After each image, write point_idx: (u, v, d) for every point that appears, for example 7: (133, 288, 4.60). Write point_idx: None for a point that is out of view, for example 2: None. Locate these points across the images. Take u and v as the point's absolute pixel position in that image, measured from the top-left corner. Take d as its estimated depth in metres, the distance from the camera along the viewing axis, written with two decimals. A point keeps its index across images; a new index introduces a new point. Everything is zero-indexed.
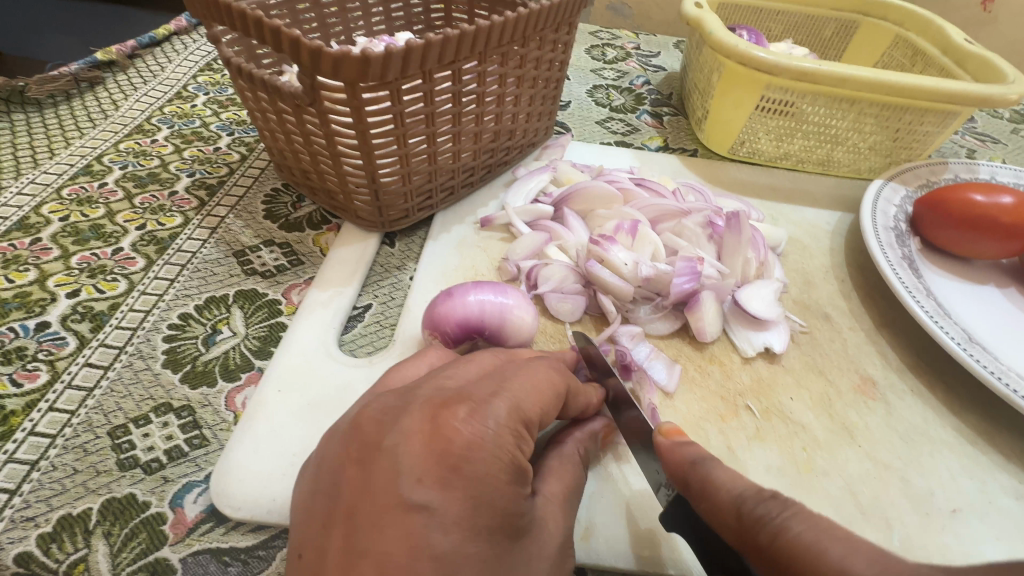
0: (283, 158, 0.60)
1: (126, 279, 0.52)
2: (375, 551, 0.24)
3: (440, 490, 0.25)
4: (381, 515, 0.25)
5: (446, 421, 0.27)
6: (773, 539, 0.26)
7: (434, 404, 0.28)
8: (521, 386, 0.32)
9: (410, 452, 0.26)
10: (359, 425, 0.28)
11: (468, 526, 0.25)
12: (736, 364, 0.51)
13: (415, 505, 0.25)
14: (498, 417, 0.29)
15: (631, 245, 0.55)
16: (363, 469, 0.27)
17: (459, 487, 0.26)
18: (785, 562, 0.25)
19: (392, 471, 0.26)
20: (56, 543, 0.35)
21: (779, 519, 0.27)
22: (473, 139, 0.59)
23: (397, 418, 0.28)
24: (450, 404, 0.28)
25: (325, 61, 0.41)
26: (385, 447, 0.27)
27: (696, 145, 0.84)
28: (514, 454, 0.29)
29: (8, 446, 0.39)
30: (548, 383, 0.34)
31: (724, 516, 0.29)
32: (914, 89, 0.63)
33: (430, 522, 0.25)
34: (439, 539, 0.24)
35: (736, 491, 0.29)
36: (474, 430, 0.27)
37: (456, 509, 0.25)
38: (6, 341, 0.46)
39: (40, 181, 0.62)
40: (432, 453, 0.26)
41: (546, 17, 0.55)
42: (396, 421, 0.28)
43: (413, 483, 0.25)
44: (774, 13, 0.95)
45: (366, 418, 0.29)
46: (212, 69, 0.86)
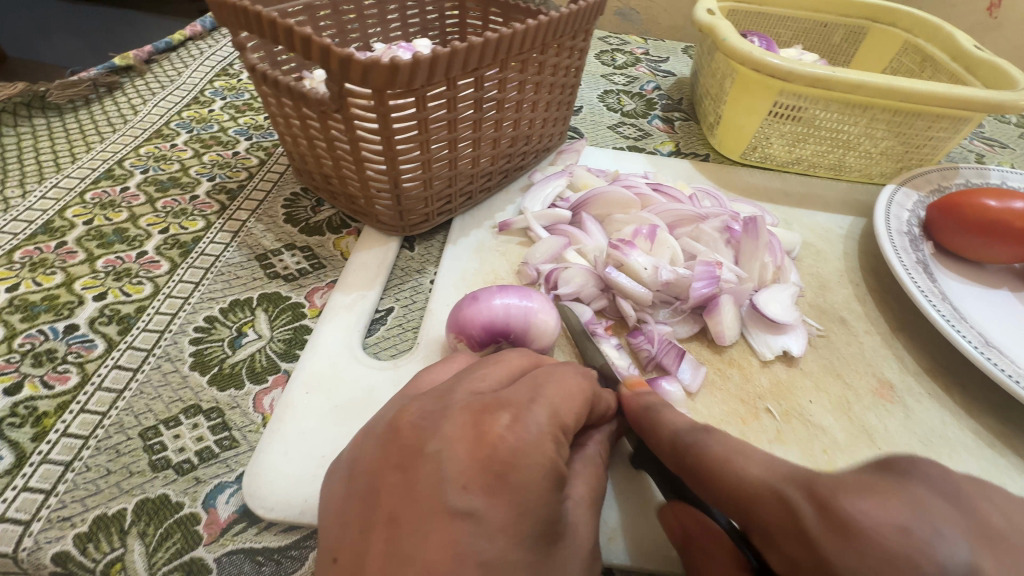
0: (303, 162, 0.60)
1: (151, 282, 0.52)
2: (419, 556, 0.24)
3: (484, 496, 0.26)
4: (425, 521, 0.25)
5: (487, 429, 0.28)
6: (698, 458, 0.33)
7: (475, 411, 0.29)
8: (556, 391, 0.33)
9: (454, 458, 0.27)
10: (399, 432, 0.29)
11: (512, 533, 0.26)
12: (755, 367, 0.51)
13: (461, 510, 0.26)
14: (539, 423, 0.30)
15: (649, 249, 0.56)
16: (404, 474, 0.27)
17: (502, 494, 0.27)
18: (706, 474, 0.32)
19: (437, 476, 0.27)
20: (92, 542, 0.35)
21: (702, 440, 0.34)
22: (491, 144, 0.60)
23: (439, 424, 0.29)
24: (491, 412, 0.29)
25: (354, 68, 0.42)
26: (427, 453, 0.28)
27: (708, 149, 0.85)
28: (554, 460, 0.29)
29: (42, 447, 0.39)
30: (578, 388, 0.35)
31: (664, 444, 0.36)
32: (926, 95, 0.64)
33: (475, 529, 0.25)
34: (484, 546, 0.25)
35: (676, 428, 0.36)
36: (513, 434, 0.28)
37: (500, 515, 0.26)
38: (35, 343, 0.46)
39: (63, 185, 0.63)
40: (476, 460, 0.27)
41: (565, 24, 0.56)
42: (438, 427, 0.29)
43: (458, 489, 0.26)
44: (783, 19, 0.95)
45: (406, 423, 0.30)
46: (228, 74, 0.87)
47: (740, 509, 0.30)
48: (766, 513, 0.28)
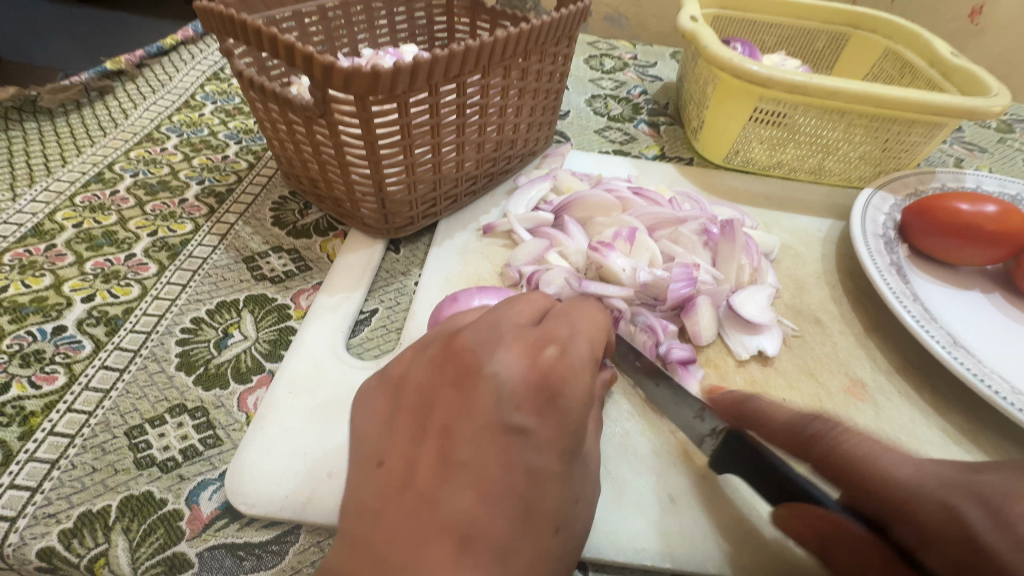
0: (290, 166, 0.61)
1: (140, 284, 0.53)
2: (476, 455, 0.32)
3: (535, 416, 0.33)
4: (484, 430, 0.32)
5: (541, 359, 0.35)
6: (827, 450, 0.34)
7: (529, 344, 0.35)
8: (586, 329, 0.39)
9: (510, 380, 0.34)
10: (459, 356, 0.36)
11: (555, 447, 0.33)
12: (731, 366, 0.52)
13: (516, 425, 0.32)
14: (579, 357, 0.36)
15: (628, 251, 0.57)
16: (462, 393, 0.34)
17: (550, 414, 0.33)
18: (838, 467, 0.34)
19: (497, 397, 0.33)
20: (77, 538, 0.36)
21: (830, 435, 0.35)
22: (476, 148, 0.61)
23: (494, 350, 0.35)
24: (541, 348, 0.35)
25: (337, 75, 0.43)
26: (485, 373, 0.34)
27: (692, 153, 0.86)
28: (589, 387, 0.36)
29: (29, 446, 0.40)
30: (603, 327, 0.40)
31: (778, 436, 0.38)
32: (901, 101, 0.65)
33: (526, 441, 0.32)
34: (532, 456, 0.32)
35: (787, 418, 0.38)
36: (559, 368, 0.35)
37: (547, 433, 0.33)
38: (24, 344, 0.47)
39: (53, 188, 0.64)
40: (529, 386, 0.34)
41: (547, 31, 0.57)
42: (493, 353, 0.35)
43: (513, 410, 0.33)
44: (767, 25, 0.97)
45: (465, 348, 0.36)
46: (219, 78, 0.88)
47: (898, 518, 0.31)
48: (935, 525, 0.28)
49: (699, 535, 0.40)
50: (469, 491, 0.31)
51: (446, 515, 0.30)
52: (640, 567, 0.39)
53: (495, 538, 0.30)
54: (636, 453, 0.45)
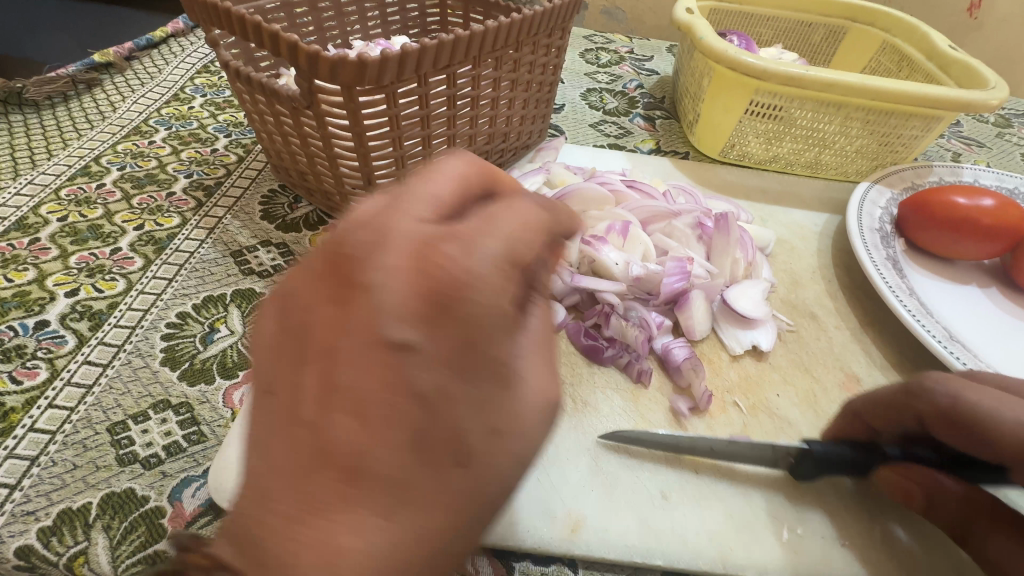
0: (279, 159, 0.60)
1: (125, 279, 0.53)
2: (351, 384, 0.22)
3: (421, 330, 0.23)
4: (361, 351, 0.23)
5: (440, 252, 0.23)
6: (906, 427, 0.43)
7: (424, 235, 0.24)
8: (520, 214, 0.26)
9: (394, 285, 0.23)
10: (327, 258, 0.24)
11: (458, 368, 0.23)
12: (724, 361, 0.52)
13: (399, 341, 0.22)
14: (501, 250, 0.24)
15: (621, 245, 0.57)
16: (336, 300, 0.24)
17: (449, 326, 0.23)
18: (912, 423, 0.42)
19: (372, 304, 0.23)
20: (56, 536, 0.35)
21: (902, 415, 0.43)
22: (468, 141, 0.60)
23: (378, 246, 0.23)
24: (436, 236, 0.24)
25: (323, 65, 0.42)
26: (357, 281, 0.23)
27: (689, 147, 0.85)
28: (516, 291, 0.25)
29: (8, 442, 0.39)
30: (550, 211, 0.27)
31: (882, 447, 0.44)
32: (898, 94, 0.65)
33: (415, 361, 0.23)
34: (424, 380, 0.23)
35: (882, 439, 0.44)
36: (459, 262, 0.23)
37: (447, 349, 0.23)
38: (5, 339, 0.46)
39: (38, 181, 0.63)
40: (421, 290, 0.23)
41: (539, 22, 0.56)
42: (375, 252, 0.23)
43: (395, 321, 0.22)
44: (765, 18, 0.96)
45: (333, 246, 0.24)
46: (209, 71, 0.87)
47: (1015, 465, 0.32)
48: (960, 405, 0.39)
49: (690, 531, 0.40)
50: (346, 432, 0.22)
51: (320, 459, 0.22)
52: (629, 564, 0.38)
53: (387, 480, 0.22)
54: (627, 449, 0.44)
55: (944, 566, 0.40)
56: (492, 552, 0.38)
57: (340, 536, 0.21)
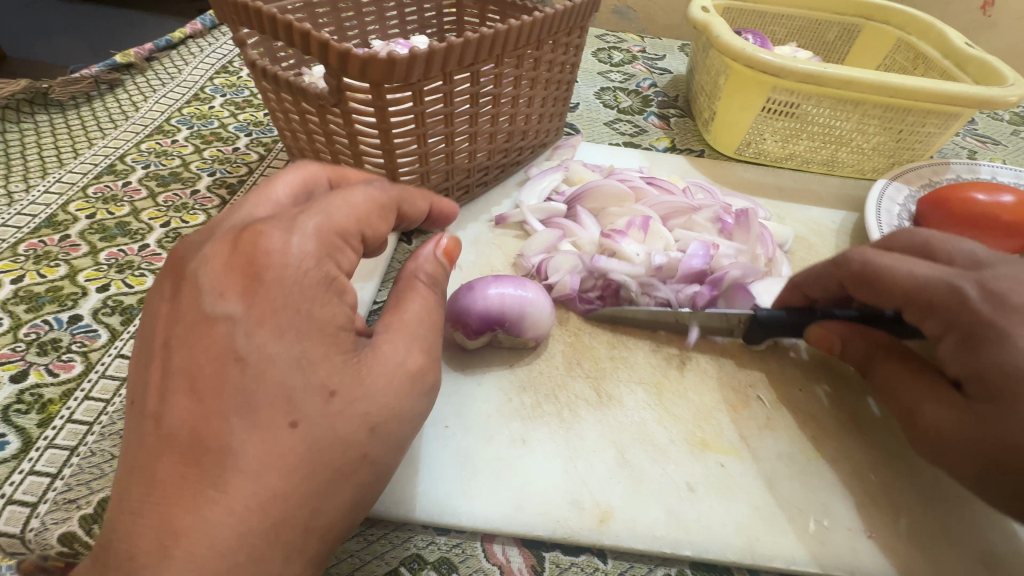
0: (302, 157, 0.61)
1: (153, 275, 0.53)
2: (188, 362, 0.30)
3: (241, 302, 0.30)
4: (191, 332, 0.30)
5: (250, 242, 0.32)
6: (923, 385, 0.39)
7: (237, 233, 0.33)
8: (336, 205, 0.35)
9: (207, 274, 0.31)
10: (169, 269, 0.33)
11: (279, 331, 0.30)
12: (746, 357, 0.52)
13: (218, 315, 0.30)
14: (308, 233, 0.33)
15: (642, 239, 0.57)
16: (169, 300, 0.32)
17: (257, 296, 0.31)
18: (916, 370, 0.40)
19: (196, 294, 0.31)
20: (98, 524, 0.36)
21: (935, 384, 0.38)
22: (488, 139, 0.61)
23: (199, 249, 0.33)
24: (251, 228, 0.33)
25: (353, 63, 0.43)
26: (185, 276, 0.32)
27: (703, 145, 0.85)
28: (329, 265, 0.33)
29: (48, 432, 0.40)
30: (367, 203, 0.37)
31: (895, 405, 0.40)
32: (916, 91, 0.65)
33: (232, 328, 0.30)
34: (241, 343, 0.30)
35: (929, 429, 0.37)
36: (277, 247, 0.32)
37: (251, 316, 0.30)
38: (40, 333, 0.47)
39: (66, 179, 0.64)
40: (235, 274, 0.31)
41: (560, 20, 0.57)
42: (195, 253, 0.33)
43: (214, 300, 0.31)
44: (778, 17, 0.96)
45: (182, 260, 0.33)
46: (228, 71, 0.88)
47: (907, 304, 0.39)
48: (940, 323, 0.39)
49: (716, 522, 0.40)
50: (185, 402, 0.29)
51: (166, 432, 0.29)
52: (659, 554, 0.38)
53: (221, 441, 0.28)
54: (653, 442, 0.45)
55: (967, 558, 0.40)
56: (522, 541, 0.39)
57: (184, 484, 0.28)
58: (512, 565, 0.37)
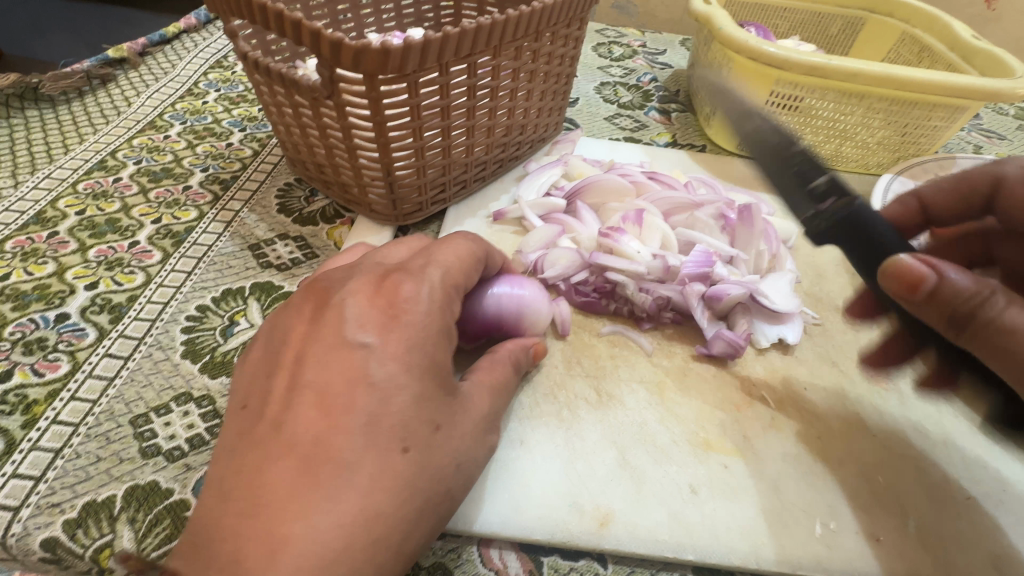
0: (296, 151, 0.60)
1: (143, 272, 0.52)
2: (320, 379, 0.32)
3: (378, 334, 0.33)
4: (329, 353, 0.32)
5: (390, 284, 0.35)
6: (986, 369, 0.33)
7: (379, 276, 0.36)
8: (448, 256, 0.39)
9: (354, 304, 0.34)
10: (313, 293, 0.37)
11: (403, 361, 0.32)
12: (750, 355, 0.51)
13: (356, 343, 0.32)
14: (432, 280, 0.36)
15: (638, 234, 0.56)
16: (310, 322, 0.35)
17: (394, 330, 0.33)
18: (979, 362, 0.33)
19: (339, 321, 0.34)
20: (82, 528, 0.35)
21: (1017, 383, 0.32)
22: (486, 133, 0.60)
23: (345, 283, 0.37)
24: (391, 275, 0.36)
25: (346, 53, 0.42)
26: (332, 305, 0.35)
27: (705, 140, 0.84)
28: (446, 309, 0.36)
29: (32, 434, 0.39)
30: (467, 250, 0.40)
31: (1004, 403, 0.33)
32: (923, 84, 0.63)
33: (368, 355, 0.32)
34: (375, 368, 0.31)
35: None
36: (412, 293, 0.35)
37: (390, 347, 0.32)
38: (26, 332, 0.46)
39: (56, 175, 0.63)
40: (375, 308, 0.34)
41: (559, 12, 0.55)
42: (341, 285, 0.37)
43: (356, 329, 0.33)
44: (781, 10, 0.95)
45: (323, 289, 0.37)
46: (222, 66, 0.87)
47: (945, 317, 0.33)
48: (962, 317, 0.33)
49: (720, 525, 0.39)
50: (310, 416, 0.30)
51: (289, 442, 0.30)
52: (660, 559, 0.37)
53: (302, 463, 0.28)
54: (654, 442, 0.44)
55: (979, 562, 0.39)
56: (520, 546, 0.38)
57: (292, 492, 0.28)
58: (510, 570, 0.36)
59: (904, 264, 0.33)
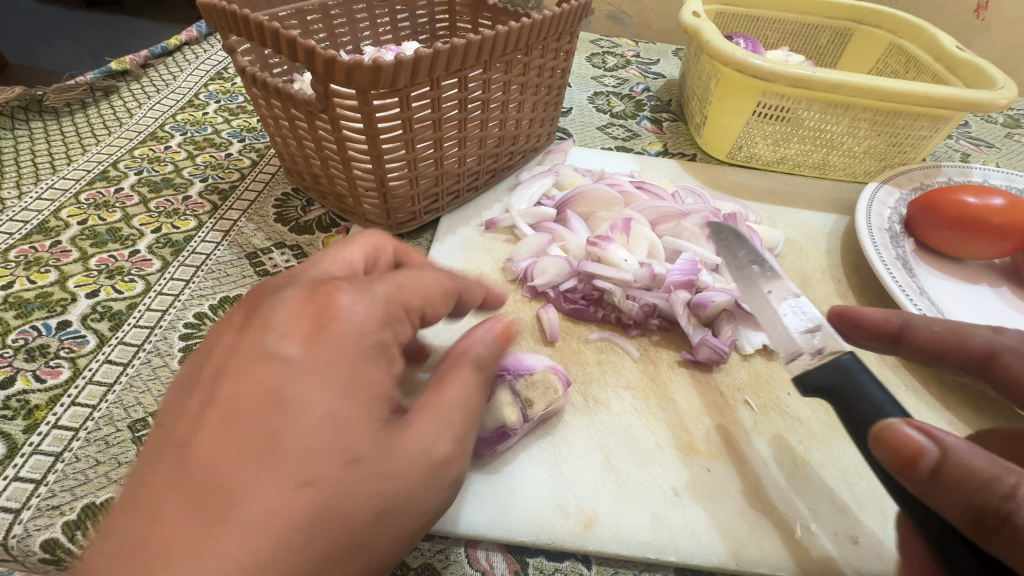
0: (293, 162, 0.62)
1: (143, 280, 0.54)
2: (230, 395, 0.26)
3: (302, 344, 0.27)
4: (243, 364, 0.27)
5: (325, 298, 0.30)
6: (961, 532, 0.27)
7: (317, 286, 0.31)
8: (408, 281, 0.34)
9: (282, 314, 0.29)
10: (248, 301, 0.32)
11: (324, 380, 0.26)
12: (735, 361, 0.52)
13: (274, 354, 0.27)
14: (375, 301, 0.31)
15: (626, 243, 0.58)
16: (236, 329, 0.29)
17: (322, 346, 0.28)
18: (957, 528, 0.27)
19: (261, 330, 0.28)
20: (81, 530, 0.36)
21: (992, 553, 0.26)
22: (478, 144, 0.61)
23: (282, 290, 0.31)
24: (329, 285, 0.31)
25: (339, 69, 0.43)
26: (261, 311, 0.29)
27: (696, 149, 0.86)
28: (384, 336, 0.30)
29: (33, 439, 0.40)
30: (434, 280, 0.36)
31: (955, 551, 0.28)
32: (906, 95, 0.65)
33: (285, 370, 0.26)
34: (287, 385, 0.26)
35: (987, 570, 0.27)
36: (350, 304, 0.30)
37: (310, 362, 0.27)
38: (29, 339, 0.47)
39: (58, 186, 0.64)
40: (306, 320, 0.28)
41: (548, 27, 0.57)
42: (277, 292, 0.31)
43: (277, 338, 0.28)
44: (771, 21, 0.97)
45: (260, 294, 0.32)
46: (222, 78, 0.88)
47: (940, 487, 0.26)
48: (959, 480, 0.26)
49: (701, 527, 0.40)
50: (209, 444, 0.24)
51: (184, 468, 0.24)
52: (643, 560, 0.38)
53: None
54: (638, 445, 0.45)
55: None
56: (506, 548, 0.39)
57: (173, 532, 0.22)
58: (496, 571, 0.37)
59: (902, 433, 0.27)
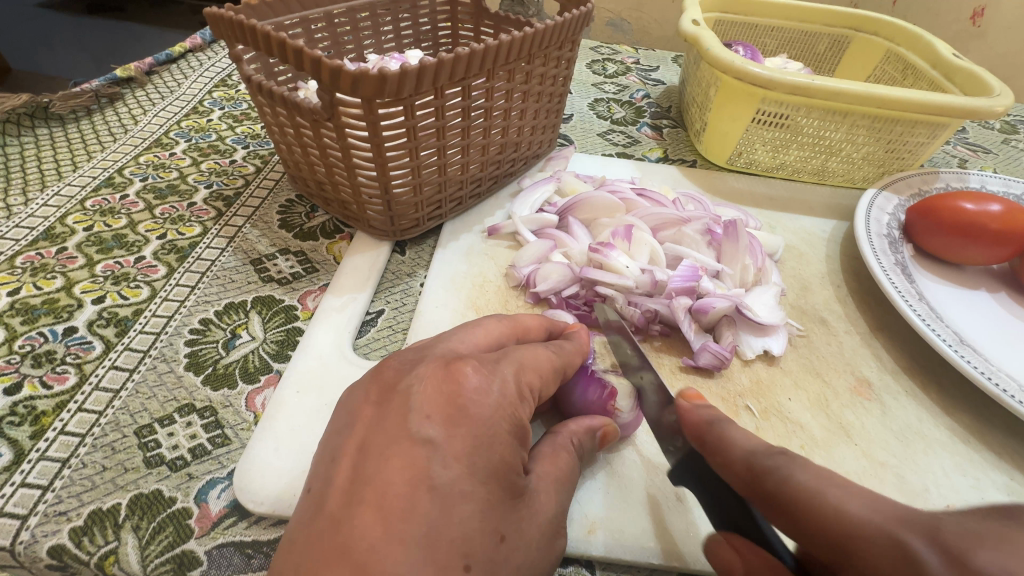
0: (297, 169, 0.62)
1: (148, 286, 0.54)
2: (380, 475, 0.29)
3: (443, 427, 0.30)
4: (390, 446, 0.30)
5: (455, 374, 0.33)
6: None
7: (446, 362, 0.34)
8: (523, 354, 0.37)
9: (421, 393, 0.32)
10: (379, 378, 0.35)
11: (467, 463, 0.30)
12: (736, 366, 0.52)
13: (420, 438, 0.30)
14: (505, 375, 0.35)
15: (628, 249, 0.58)
16: (376, 408, 0.33)
17: (461, 425, 0.31)
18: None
19: (403, 412, 0.31)
20: (87, 536, 0.36)
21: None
22: (481, 151, 0.62)
23: (415, 366, 0.34)
24: (459, 361, 0.34)
25: (344, 79, 0.44)
26: (400, 390, 0.33)
27: (695, 155, 0.86)
28: (515, 411, 0.34)
29: (40, 444, 0.41)
30: (545, 359, 0.38)
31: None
32: (904, 102, 0.65)
33: (432, 454, 0.29)
34: (438, 471, 0.29)
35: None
36: (480, 384, 0.33)
37: (456, 446, 0.30)
38: (35, 345, 0.48)
39: (64, 193, 0.65)
40: (442, 397, 0.32)
41: (551, 35, 0.58)
42: (412, 369, 0.34)
43: (421, 420, 0.31)
44: (769, 29, 0.98)
45: (388, 366, 0.35)
46: (226, 85, 0.89)
47: None
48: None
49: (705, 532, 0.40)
50: (368, 514, 0.27)
51: (345, 546, 0.27)
52: (647, 565, 0.38)
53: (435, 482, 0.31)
54: (644, 451, 0.45)
55: None
56: None
57: None
58: None
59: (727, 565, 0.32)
